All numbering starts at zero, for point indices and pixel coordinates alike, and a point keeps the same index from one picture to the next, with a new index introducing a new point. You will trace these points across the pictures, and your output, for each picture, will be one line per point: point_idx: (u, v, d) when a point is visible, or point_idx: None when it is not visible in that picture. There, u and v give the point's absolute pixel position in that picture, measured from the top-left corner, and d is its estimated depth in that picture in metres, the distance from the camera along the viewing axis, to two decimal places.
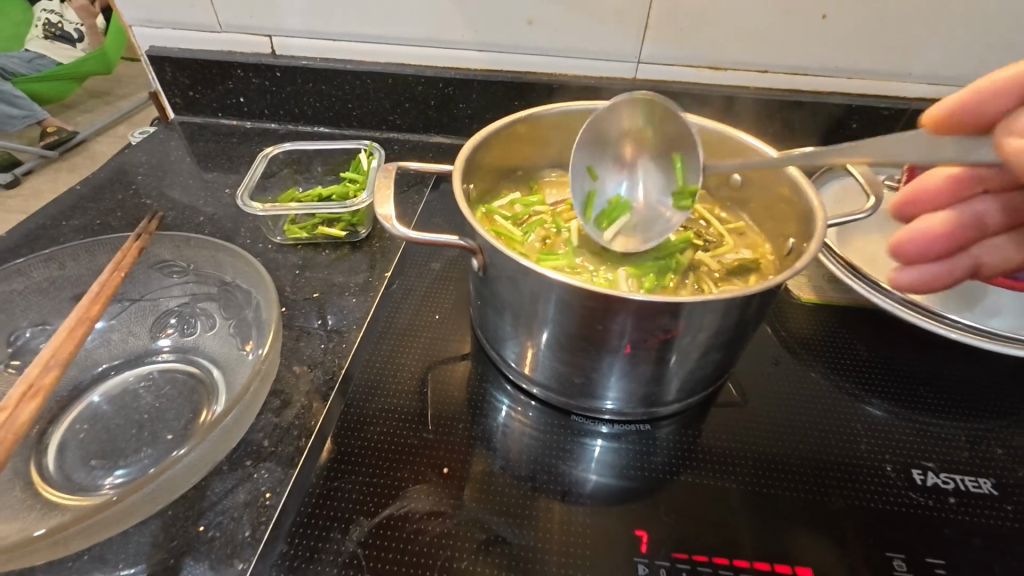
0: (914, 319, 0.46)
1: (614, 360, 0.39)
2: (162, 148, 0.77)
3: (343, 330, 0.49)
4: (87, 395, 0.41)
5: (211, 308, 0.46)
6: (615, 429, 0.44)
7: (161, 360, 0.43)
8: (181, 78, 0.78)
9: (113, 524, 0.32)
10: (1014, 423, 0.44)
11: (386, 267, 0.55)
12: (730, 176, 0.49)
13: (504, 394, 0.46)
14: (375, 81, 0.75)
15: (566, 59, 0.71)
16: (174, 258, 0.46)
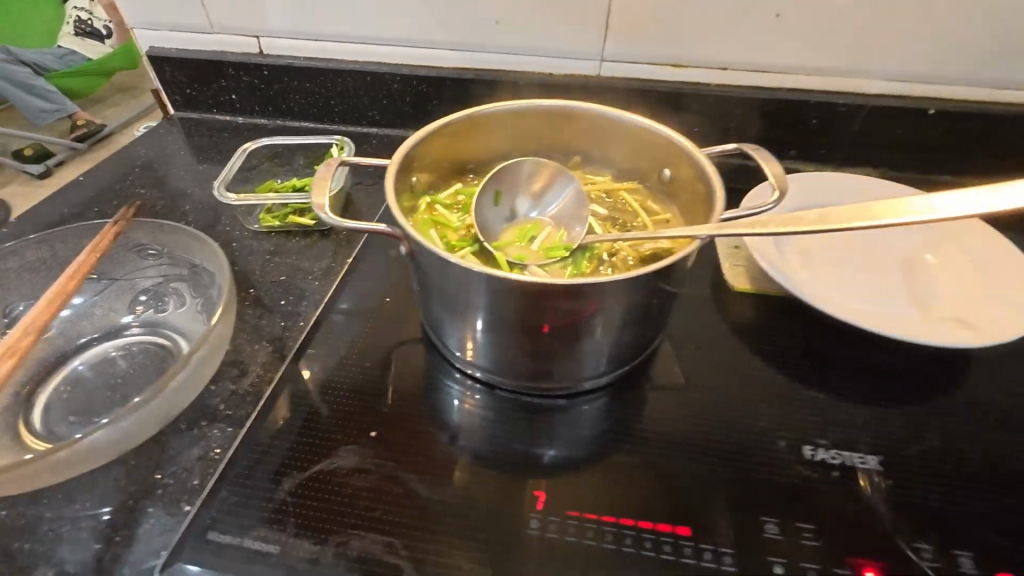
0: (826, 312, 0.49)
1: (525, 339, 0.43)
2: (161, 143, 0.83)
3: (302, 310, 0.54)
4: (71, 361, 0.47)
5: (181, 288, 0.51)
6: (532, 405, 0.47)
7: (136, 333, 0.49)
8: (179, 76, 0.84)
9: (76, 467, 0.37)
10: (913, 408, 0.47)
11: (348, 254, 0.60)
12: (662, 172, 0.51)
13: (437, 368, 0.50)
14: (355, 79, 0.79)
15: (534, 57, 0.74)
16: (150, 242, 0.51)
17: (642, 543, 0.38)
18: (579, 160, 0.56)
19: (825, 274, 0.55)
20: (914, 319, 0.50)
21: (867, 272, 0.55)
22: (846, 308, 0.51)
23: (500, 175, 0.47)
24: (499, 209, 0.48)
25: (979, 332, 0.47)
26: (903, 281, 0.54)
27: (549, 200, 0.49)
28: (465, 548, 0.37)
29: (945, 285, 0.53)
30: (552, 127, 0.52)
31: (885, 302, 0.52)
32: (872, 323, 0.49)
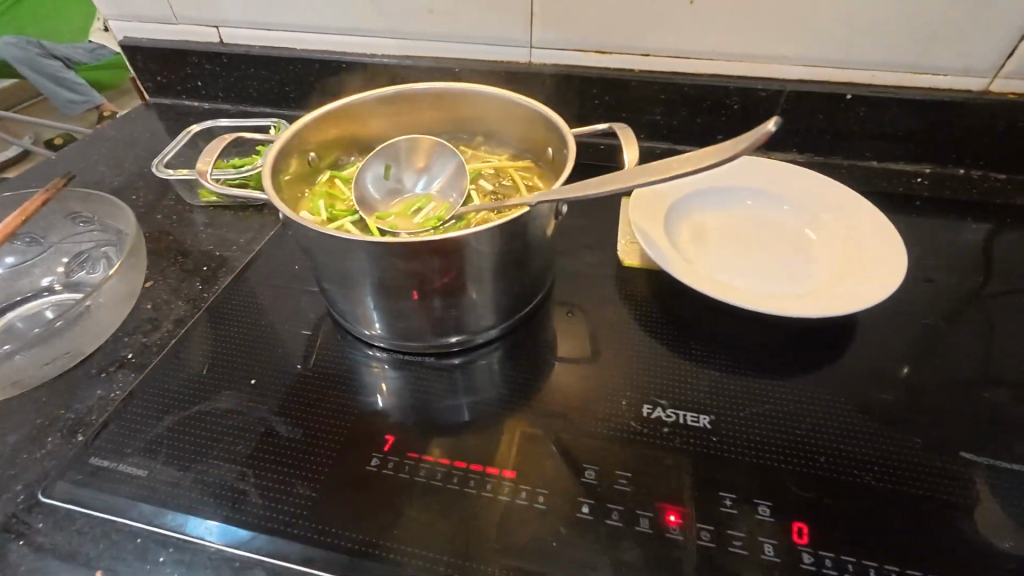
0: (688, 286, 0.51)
1: (387, 300, 0.47)
2: (133, 126, 0.89)
3: (221, 276, 0.59)
4: (7, 313, 0.53)
5: (109, 252, 0.56)
6: (415, 361, 0.51)
7: (65, 292, 0.54)
8: (150, 65, 0.90)
9: None
10: (765, 375, 0.48)
11: (273, 227, 0.65)
12: (547, 151, 0.54)
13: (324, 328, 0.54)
14: (305, 66, 0.83)
15: (468, 44, 0.77)
16: (82, 211, 0.57)
17: (466, 481, 0.41)
18: (480, 140, 0.59)
19: (708, 253, 0.57)
20: (781, 294, 0.51)
21: (749, 253, 0.57)
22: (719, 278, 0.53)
23: (384, 151, 0.51)
24: (386, 182, 0.52)
25: (835, 303, 0.48)
26: (782, 262, 0.55)
27: (434, 175, 0.53)
28: (307, 477, 0.41)
29: (820, 266, 0.54)
30: (447, 108, 0.55)
31: (760, 278, 0.54)
32: (736, 293, 0.50)
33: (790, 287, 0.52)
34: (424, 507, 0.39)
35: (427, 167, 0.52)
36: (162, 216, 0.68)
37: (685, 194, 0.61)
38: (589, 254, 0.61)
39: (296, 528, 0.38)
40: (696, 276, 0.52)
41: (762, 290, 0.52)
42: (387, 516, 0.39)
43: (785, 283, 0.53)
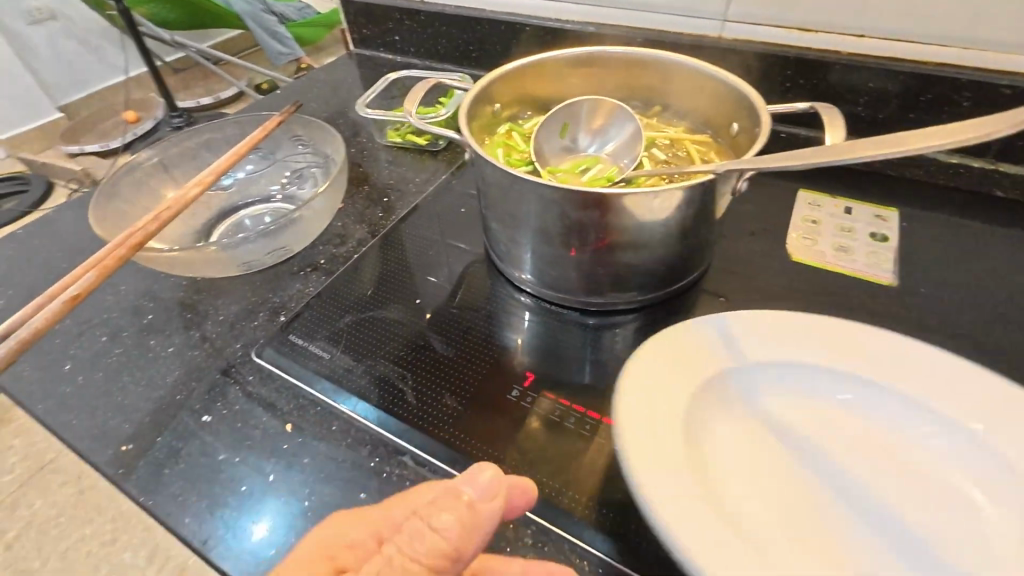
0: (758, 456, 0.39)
1: (547, 248, 0.49)
2: (339, 73, 1.02)
3: (399, 208, 0.66)
4: (238, 213, 0.65)
5: (316, 174, 0.66)
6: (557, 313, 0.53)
7: (281, 202, 0.65)
8: (361, 19, 1.01)
9: (214, 266, 0.52)
10: None
11: (446, 172, 0.71)
12: (731, 126, 0.51)
13: (481, 269, 0.58)
14: (491, 27, 0.88)
15: (657, 14, 0.75)
16: (302, 134, 0.67)
17: (597, 431, 0.42)
18: (658, 109, 0.59)
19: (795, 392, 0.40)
20: (884, 489, 0.36)
21: (880, 352, 0.40)
22: (782, 451, 0.38)
23: (567, 109, 0.52)
24: (561, 139, 0.54)
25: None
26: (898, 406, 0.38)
27: (609, 138, 0.54)
28: (455, 392, 0.45)
29: (828, 402, 0.40)
30: (633, 75, 0.55)
31: (716, 398, 0.40)
32: (668, 510, 0.32)
33: (893, 463, 0.37)
34: (555, 442, 0.41)
35: (604, 130, 0.53)
36: (355, 150, 0.77)
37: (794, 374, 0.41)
38: (754, 239, 0.57)
39: (443, 432, 0.42)
40: (722, 455, 0.37)
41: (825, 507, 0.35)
42: (518, 441, 0.41)
43: (708, 412, 0.39)
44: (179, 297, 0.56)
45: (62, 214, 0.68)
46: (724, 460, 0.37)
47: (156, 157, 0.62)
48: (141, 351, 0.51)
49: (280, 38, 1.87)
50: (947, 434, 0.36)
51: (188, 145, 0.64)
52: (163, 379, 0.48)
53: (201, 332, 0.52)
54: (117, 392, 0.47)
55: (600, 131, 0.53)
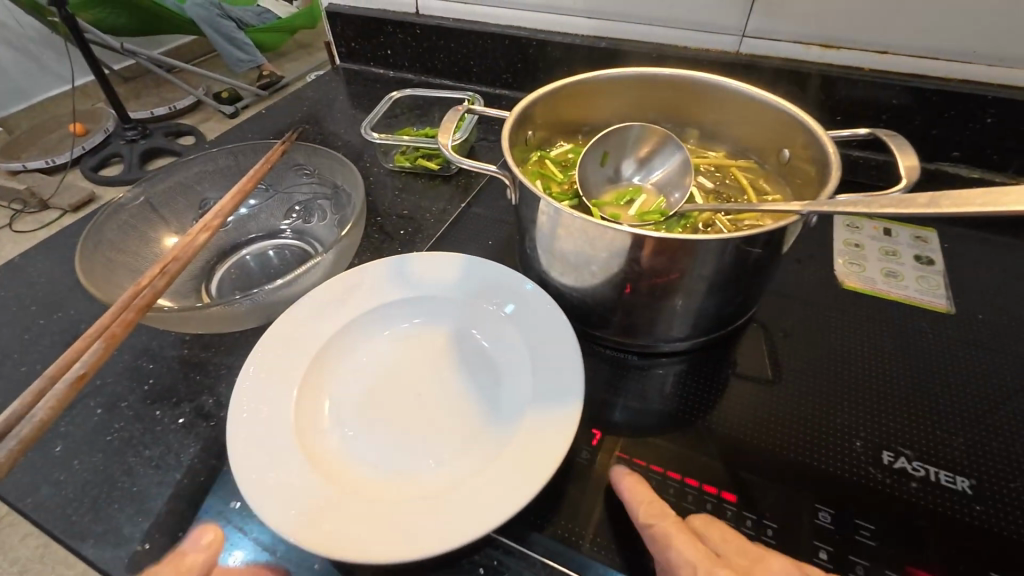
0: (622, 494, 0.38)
1: (604, 294, 0.45)
2: (327, 89, 0.96)
3: (418, 241, 0.61)
4: (240, 252, 0.58)
5: (325, 205, 0.61)
6: (594, 356, 0.50)
7: (287, 238, 0.59)
8: (348, 31, 0.95)
9: (229, 321, 0.46)
10: None
11: (462, 200, 0.66)
12: (783, 152, 0.49)
13: None
14: (494, 42, 0.83)
15: (672, 29, 0.72)
16: (305, 163, 0.61)
17: (683, 495, 0.40)
18: (696, 132, 0.56)
19: (398, 327, 0.47)
20: (433, 414, 0.41)
21: (441, 304, 0.48)
22: (385, 373, 0.44)
23: (610, 137, 0.49)
24: (603, 168, 0.51)
25: (325, 462, 0.37)
26: (508, 339, 0.45)
27: (655, 165, 0.51)
28: None
29: (449, 356, 0.45)
30: (673, 98, 0.53)
31: (345, 343, 0.45)
32: (309, 449, 0.38)
33: (456, 408, 0.42)
34: None
35: (650, 159, 0.51)
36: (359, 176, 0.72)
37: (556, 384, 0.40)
38: (801, 267, 0.55)
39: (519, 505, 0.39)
40: (350, 393, 0.43)
41: (486, 429, 0.40)
42: (598, 511, 0.39)
43: (347, 355, 0.45)
44: (181, 356, 0.50)
45: (29, 258, 0.60)
46: (346, 397, 0.42)
47: (141, 196, 0.55)
48: (144, 424, 0.44)
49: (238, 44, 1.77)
50: (509, 395, 0.42)
51: (177, 180, 0.58)
52: (176, 458, 0.42)
53: (214, 398, 0.46)
54: (121, 478, 0.41)
55: (646, 158, 0.51)
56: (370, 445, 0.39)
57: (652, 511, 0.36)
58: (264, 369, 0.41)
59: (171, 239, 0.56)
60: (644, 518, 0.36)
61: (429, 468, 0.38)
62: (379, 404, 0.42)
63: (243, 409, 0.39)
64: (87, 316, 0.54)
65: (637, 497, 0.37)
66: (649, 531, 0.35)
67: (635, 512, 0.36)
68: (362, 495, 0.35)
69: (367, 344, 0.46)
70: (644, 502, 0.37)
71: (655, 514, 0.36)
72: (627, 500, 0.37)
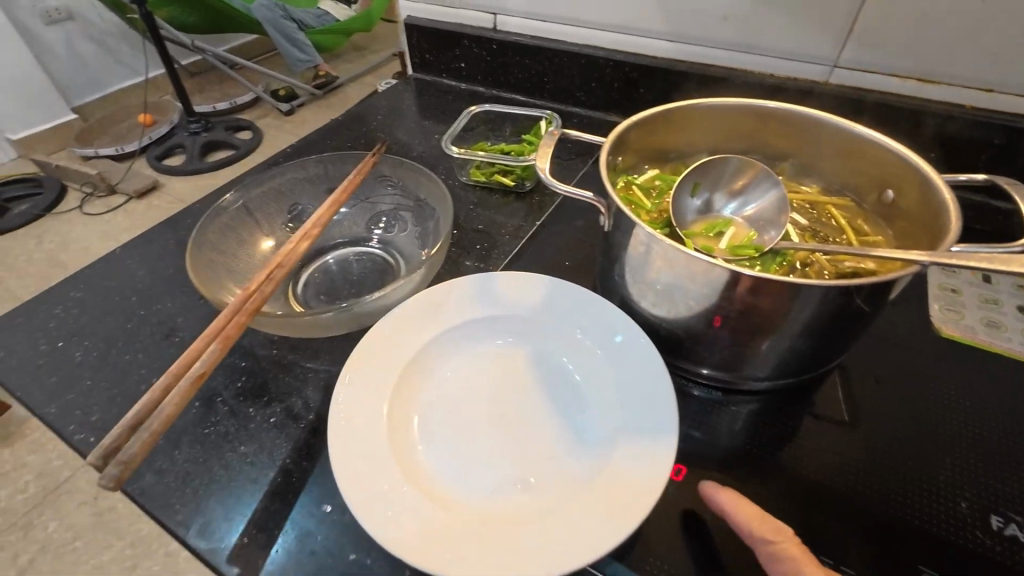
0: (731, 515, 0.36)
1: (696, 328, 0.45)
2: (398, 98, 0.98)
3: (495, 256, 0.62)
4: (324, 256, 0.60)
5: (407, 218, 0.62)
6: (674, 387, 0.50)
7: (370, 247, 0.61)
8: (424, 43, 0.97)
9: (320, 328, 0.47)
10: None
11: (538, 217, 0.67)
12: (886, 193, 0.48)
13: None
14: (571, 60, 0.84)
15: (758, 56, 0.71)
16: (390, 174, 0.63)
17: None
18: (786, 166, 0.56)
19: (483, 343, 0.48)
20: (519, 435, 0.41)
21: (518, 323, 0.48)
22: (473, 390, 0.44)
23: (707, 168, 0.49)
24: (694, 198, 0.51)
25: (421, 478, 0.38)
26: (588, 366, 0.45)
27: (748, 199, 0.50)
28: None
29: (528, 377, 0.45)
30: (769, 129, 0.53)
31: (434, 356, 0.46)
32: (404, 464, 0.39)
33: (535, 432, 0.42)
34: (733, 549, 0.38)
35: (744, 192, 0.50)
36: None
37: (642, 419, 0.39)
38: (892, 310, 0.53)
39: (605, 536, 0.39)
40: (440, 407, 0.43)
41: (572, 456, 0.40)
42: (686, 549, 0.38)
43: (435, 369, 0.46)
44: (271, 356, 0.52)
45: (128, 251, 0.64)
46: (437, 412, 0.43)
47: (240, 200, 0.57)
48: (239, 420, 0.46)
49: (300, 45, 1.82)
50: (591, 423, 0.41)
51: (272, 186, 0.60)
52: (270, 457, 0.44)
53: (303, 400, 0.48)
54: (219, 471, 0.43)
55: (740, 191, 0.50)
56: (461, 463, 0.40)
57: (766, 529, 0.35)
58: (359, 379, 0.43)
59: (267, 242, 0.58)
60: (759, 536, 0.35)
61: (521, 491, 0.38)
62: (468, 421, 0.42)
63: (341, 419, 0.40)
64: (183, 310, 0.56)
65: (748, 517, 0.36)
66: (770, 551, 0.34)
67: (747, 530, 0.35)
68: (458, 514, 0.36)
69: (455, 360, 0.47)
70: (757, 521, 0.35)
71: (769, 533, 0.35)
72: (735, 520, 0.36)
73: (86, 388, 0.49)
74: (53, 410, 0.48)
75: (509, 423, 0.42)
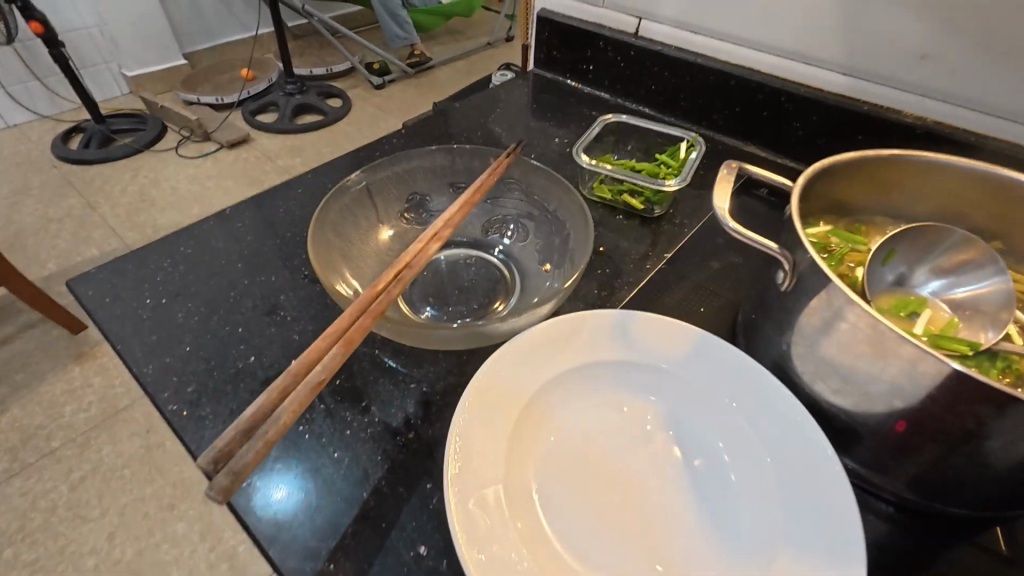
0: None
1: (880, 429, 0.37)
2: (515, 93, 0.93)
3: (616, 286, 0.56)
4: (436, 255, 0.56)
5: (529, 227, 0.58)
6: None
7: (485, 252, 0.56)
8: (553, 39, 0.92)
9: (440, 342, 0.42)
10: None
11: (666, 249, 0.60)
12: None
13: None
14: (718, 81, 0.76)
15: (950, 106, 0.61)
16: (519, 179, 0.58)
17: None
18: (998, 245, 0.47)
19: (612, 393, 0.42)
20: (653, 515, 0.36)
21: (653, 377, 0.42)
22: (599, 448, 0.39)
23: (912, 236, 0.43)
24: (887, 267, 0.44)
25: (544, 546, 0.33)
26: (737, 446, 0.38)
27: (959, 282, 0.42)
28: None
29: (662, 445, 0.39)
30: (987, 193, 0.45)
31: (558, 397, 0.41)
32: (524, 525, 0.33)
33: (672, 516, 0.36)
34: None
35: (952, 273, 0.43)
36: None
37: (820, 535, 0.32)
38: None
39: None
40: (562, 461, 0.38)
41: (717, 557, 0.34)
42: None
43: (558, 412, 0.40)
44: (372, 356, 0.48)
45: (237, 213, 0.62)
46: (557, 466, 0.38)
47: (365, 182, 0.54)
48: (334, 423, 0.43)
49: (399, 21, 1.82)
50: (741, 521, 0.35)
51: (396, 172, 0.56)
52: (363, 474, 0.40)
53: (402, 414, 0.44)
54: (309, 477, 0.39)
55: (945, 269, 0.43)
56: (587, 536, 0.34)
57: None
58: (479, 408, 0.38)
59: (386, 232, 0.55)
60: None
61: None
62: (594, 484, 0.37)
63: (457, 456, 0.35)
64: (286, 288, 0.53)
65: None
66: None
67: None
68: None
69: (579, 405, 0.41)
70: None
71: None
72: None
73: (184, 355, 0.47)
74: (149, 371, 0.46)
75: (641, 498, 0.36)
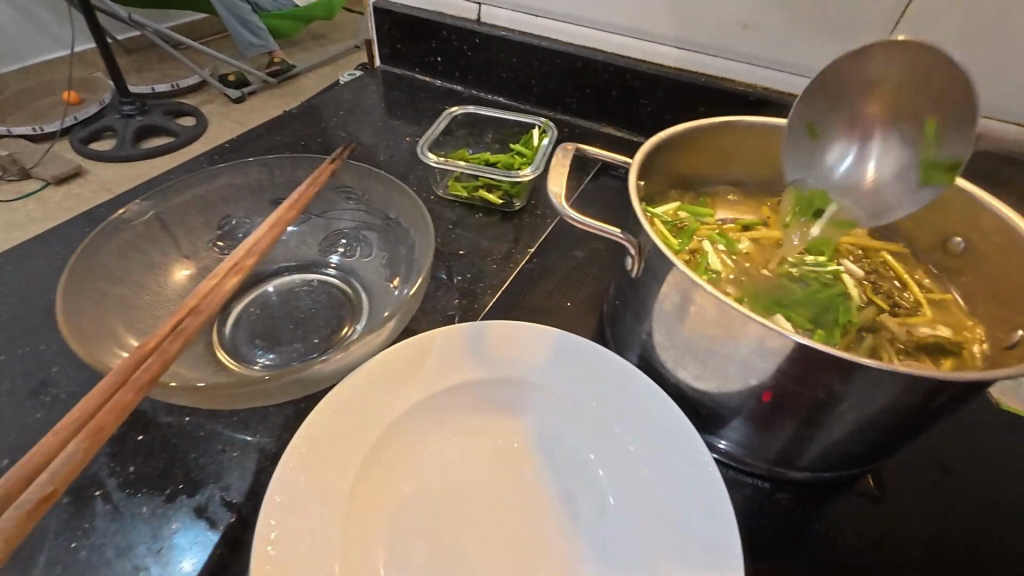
0: None
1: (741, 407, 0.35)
2: (363, 92, 0.85)
3: (478, 291, 0.51)
4: (263, 285, 0.47)
5: (372, 238, 0.51)
6: None
7: (324, 273, 0.49)
8: (395, 31, 0.85)
9: (252, 398, 0.34)
10: None
11: (530, 243, 0.56)
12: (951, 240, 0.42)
13: None
14: (564, 63, 0.74)
15: (774, 71, 0.64)
16: (354, 186, 0.51)
17: None
18: None
19: (471, 417, 0.37)
20: (523, 555, 0.31)
21: (516, 391, 0.37)
22: (459, 485, 0.34)
23: None
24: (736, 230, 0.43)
25: None
26: (608, 454, 0.35)
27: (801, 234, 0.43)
28: None
29: (530, 467, 0.35)
30: None
31: (406, 435, 0.35)
32: None
33: (545, 551, 0.31)
34: None
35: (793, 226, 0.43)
36: None
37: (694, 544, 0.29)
38: None
39: None
40: (415, 511, 0.32)
41: None
42: None
43: (409, 453, 0.34)
44: (179, 426, 0.38)
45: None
46: (410, 519, 0.32)
47: (152, 211, 0.44)
48: (125, 524, 0.33)
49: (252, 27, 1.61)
50: (617, 541, 0.31)
51: (194, 196, 0.46)
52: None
53: (220, 493, 0.35)
54: None
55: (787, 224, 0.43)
56: None
57: None
58: (300, 473, 0.31)
59: (183, 271, 0.45)
60: None
61: None
62: (454, 532, 0.32)
63: (270, 542, 0.28)
64: (63, 357, 0.42)
65: None
66: None
67: None
68: None
69: (433, 439, 0.35)
70: None
71: None
72: None
73: None
74: None
75: (509, 537, 0.32)
